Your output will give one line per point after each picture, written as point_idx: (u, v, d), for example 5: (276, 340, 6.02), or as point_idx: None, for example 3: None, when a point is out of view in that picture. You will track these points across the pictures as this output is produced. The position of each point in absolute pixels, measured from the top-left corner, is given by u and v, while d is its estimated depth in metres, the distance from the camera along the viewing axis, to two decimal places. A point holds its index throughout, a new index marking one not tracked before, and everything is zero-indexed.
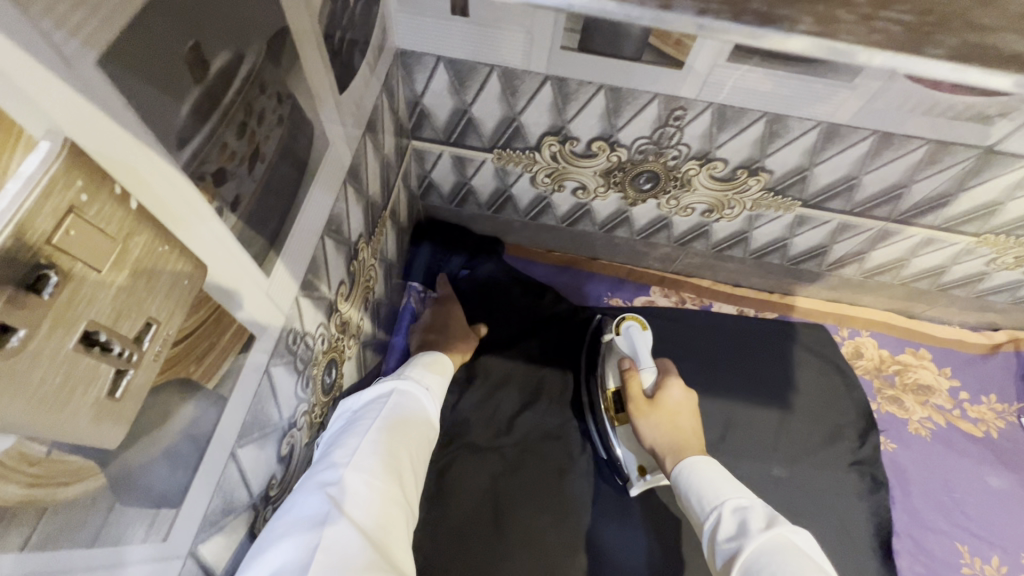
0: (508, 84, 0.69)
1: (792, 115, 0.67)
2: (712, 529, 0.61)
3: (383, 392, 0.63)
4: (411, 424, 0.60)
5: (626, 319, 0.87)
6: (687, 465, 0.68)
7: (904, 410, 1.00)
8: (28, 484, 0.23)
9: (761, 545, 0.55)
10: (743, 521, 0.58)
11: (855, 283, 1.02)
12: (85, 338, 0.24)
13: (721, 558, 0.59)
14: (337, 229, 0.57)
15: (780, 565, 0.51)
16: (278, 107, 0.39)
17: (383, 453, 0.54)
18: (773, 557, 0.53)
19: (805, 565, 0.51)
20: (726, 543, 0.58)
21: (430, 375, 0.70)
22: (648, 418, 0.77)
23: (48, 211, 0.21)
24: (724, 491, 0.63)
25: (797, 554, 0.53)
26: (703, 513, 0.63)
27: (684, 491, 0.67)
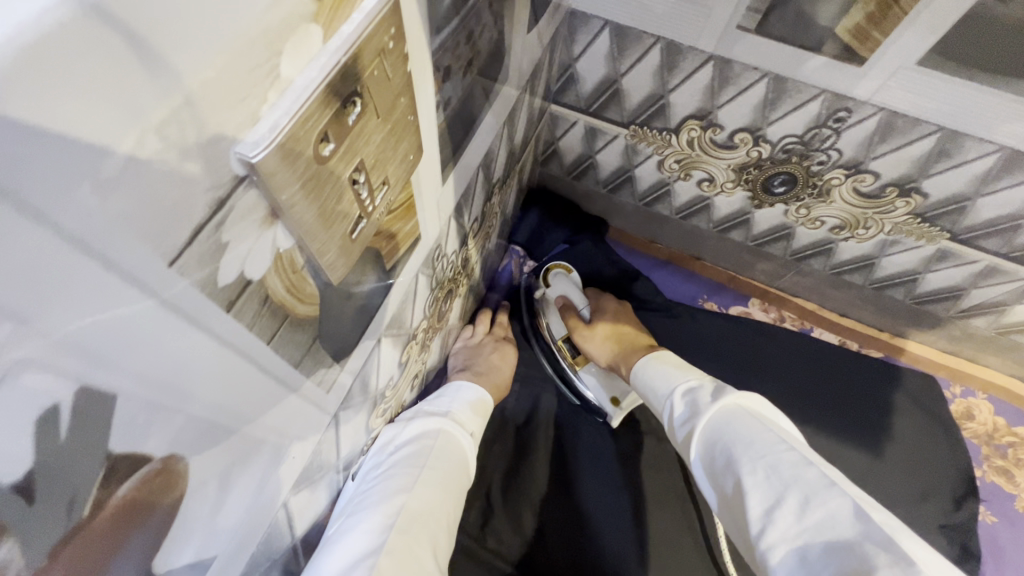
0: (668, 58, 0.69)
1: (970, 135, 0.62)
2: (669, 417, 0.59)
3: (430, 428, 0.61)
4: (453, 474, 0.60)
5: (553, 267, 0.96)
6: (641, 365, 0.69)
7: (1013, 485, 0.92)
8: (287, 287, 0.26)
9: (708, 418, 0.52)
10: (693, 399, 0.56)
11: (985, 340, 0.93)
12: (354, 175, 0.27)
13: (678, 443, 0.56)
14: (488, 164, 0.60)
15: (729, 434, 0.49)
16: (493, 25, 0.41)
17: (426, 511, 0.54)
18: (724, 427, 0.50)
19: (750, 426, 0.48)
20: (680, 424, 0.56)
21: (474, 417, 0.68)
22: (593, 336, 0.83)
23: (371, 45, 0.23)
24: (678, 379, 0.61)
25: (746, 415, 0.50)
26: (663, 403, 0.61)
27: (646, 390, 0.66)
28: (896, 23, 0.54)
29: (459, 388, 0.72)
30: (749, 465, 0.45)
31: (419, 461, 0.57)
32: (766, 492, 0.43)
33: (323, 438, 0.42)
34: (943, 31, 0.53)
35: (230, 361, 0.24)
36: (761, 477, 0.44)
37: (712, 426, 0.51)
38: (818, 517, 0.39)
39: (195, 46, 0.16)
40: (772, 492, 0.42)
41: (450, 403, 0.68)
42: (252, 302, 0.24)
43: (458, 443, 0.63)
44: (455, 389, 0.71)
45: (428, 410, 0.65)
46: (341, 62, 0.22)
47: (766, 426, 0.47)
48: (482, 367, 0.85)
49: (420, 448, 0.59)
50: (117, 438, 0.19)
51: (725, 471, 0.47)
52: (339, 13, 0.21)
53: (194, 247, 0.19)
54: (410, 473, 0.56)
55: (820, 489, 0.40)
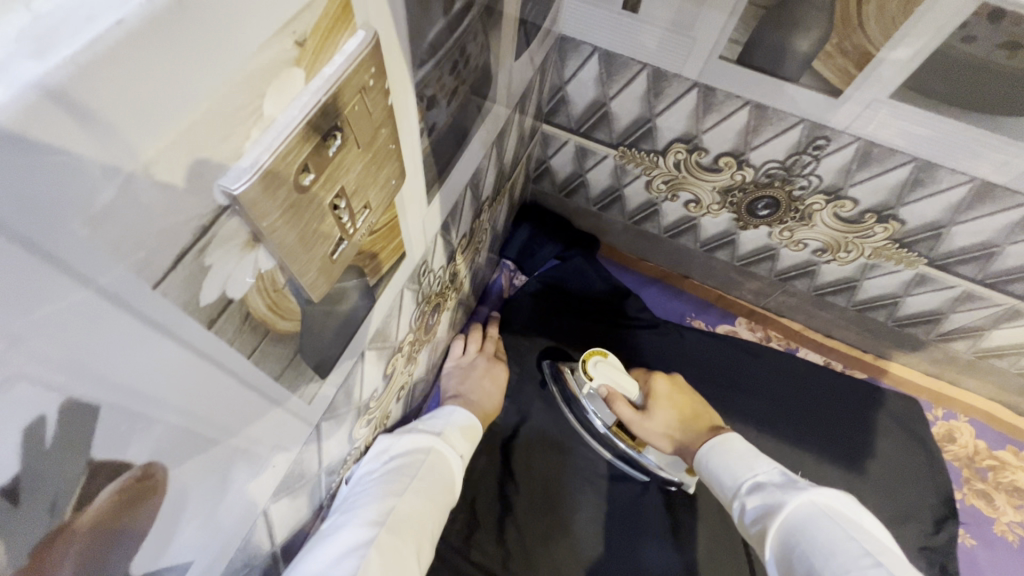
0: (655, 84, 0.72)
1: (943, 165, 0.64)
2: (739, 514, 0.60)
3: (420, 444, 0.63)
4: (440, 491, 0.60)
5: (589, 355, 0.80)
6: (703, 454, 0.69)
7: (992, 508, 0.93)
8: (268, 304, 0.28)
9: (785, 517, 0.53)
10: (764, 498, 0.57)
11: (965, 364, 0.94)
12: (335, 201, 0.28)
13: (751, 539, 0.57)
14: (476, 184, 0.62)
15: (807, 537, 0.49)
16: (478, 55, 0.44)
17: (409, 525, 0.54)
18: (797, 529, 0.51)
19: (831, 531, 0.48)
20: (752, 521, 0.57)
21: (465, 440, 0.69)
22: (652, 426, 0.79)
23: (352, 84, 0.25)
24: (746, 472, 0.62)
25: (818, 518, 0.50)
26: (730, 497, 0.62)
27: (711, 479, 0.67)
28: (869, 58, 0.57)
29: (451, 409, 0.73)
30: (821, 572, 0.46)
31: (408, 474, 0.58)
32: None
33: (305, 448, 0.43)
34: (913, 67, 0.56)
35: (211, 374, 0.26)
36: None
37: (784, 524, 0.52)
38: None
39: (175, 96, 0.17)
40: None
41: (443, 423, 0.69)
42: (232, 319, 0.26)
43: (448, 461, 0.64)
44: (448, 412, 0.72)
45: (421, 427, 0.66)
46: (322, 101, 0.24)
47: (845, 534, 0.48)
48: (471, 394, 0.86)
49: (410, 461, 0.60)
50: (98, 447, 0.21)
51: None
52: (321, 56, 0.23)
53: (177, 269, 0.20)
54: (398, 486, 0.56)
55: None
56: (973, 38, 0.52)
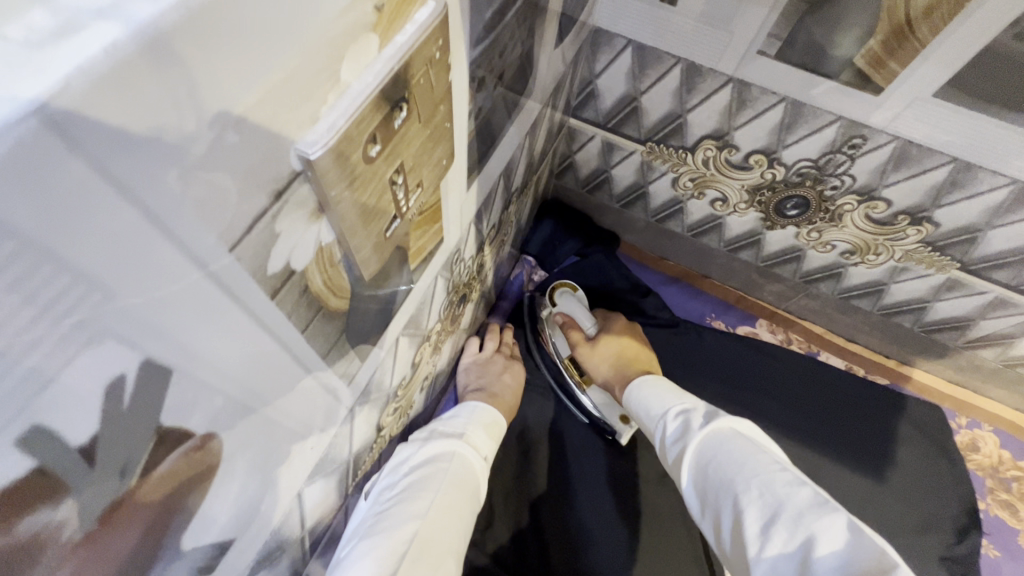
0: (688, 79, 0.71)
1: (984, 167, 0.63)
2: (661, 440, 0.60)
3: (441, 452, 0.64)
4: (467, 495, 0.61)
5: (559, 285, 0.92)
6: (631, 388, 0.70)
7: (1017, 520, 0.91)
8: (324, 279, 0.28)
9: (704, 438, 0.54)
10: (684, 420, 0.58)
11: (992, 372, 0.93)
12: (393, 175, 0.28)
13: (669, 461, 0.58)
14: (508, 173, 0.61)
15: (723, 452, 0.52)
16: (524, 39, 0.43)
17: (443, 534, 0.55)
18: (717, 450, 0.52)
19: (744, 447, 0.51)
20: (673, 444, 0.58)
21: (488, 440, 0.71)
22: (594, 356, 0.81)
23: (421, 55, 0.25)
24: (671, 401, 0.63)
25: (737, 439, 0.52)
26: (653, 423, 0.63)
27: (636, 411, 0.68)
28: (914, 55, 0.56)
29: (468, 408, 0.74)
30: (735, 485, 0.48)
31: (433, 480, 0.60)
32: (762, 508, 0.46)
33: (338, 432, 0.43)
34: (959, 65, 0.55)
35: (267, 347, 0.25)
36: (755, 495, 0.47)
37: (704, 446, 0.54)
38: (817, 537, 0.41)
39: (267, 52, 0.17)
40: (768, 511, 0.45)
41: (466, 423, 0.71)
42: (292, 292, 0.25)
43: (471, 464, 0.66)
44: (469, 409, 0.74)
45: (443, 432, 0.68)
46: (393, 69, 0.23)
47: (760, 450, 0.50)
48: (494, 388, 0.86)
49: (433, 468, 0.61)
50: (167, 413, 0.20)
51: (720, 493, 0.49)
52: (395, 23, 0.23)
53: (252, 234, 0.20)
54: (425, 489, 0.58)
55: (809, 508, 0.43)
56: None
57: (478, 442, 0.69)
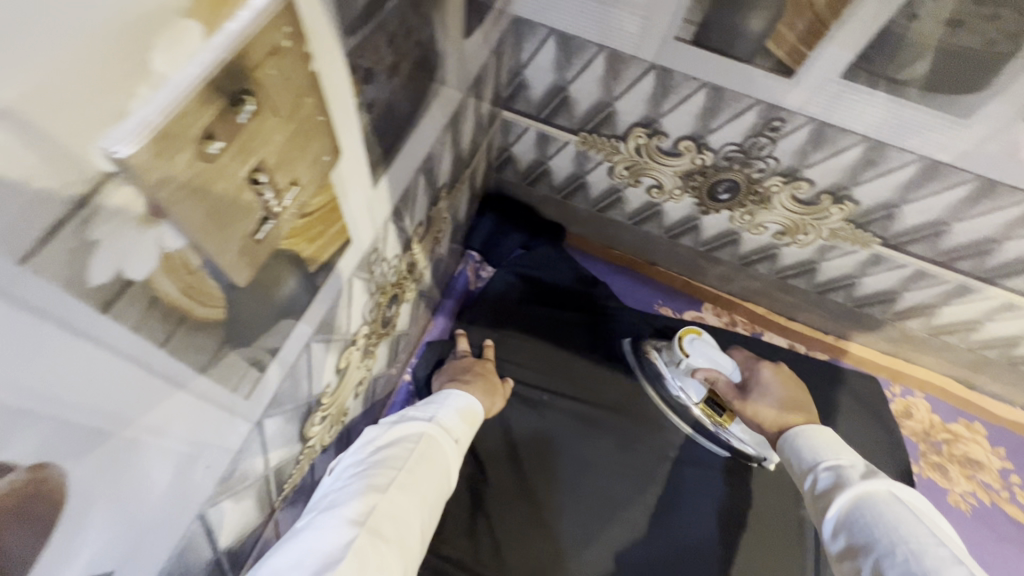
0: (612, 67, 0.71)
1: (893, 145, 0.66)
2: (807, 487, 0.55)
3: (410, 432, 0.61)
4: (431, 480, 0.57)
5: (687, 330, 0.78)
6: (786, 432, 0.62)
7: (946, 480, 0.95)
8: (181, 288, 0.26)
9: (863, 504, 0.49)
10: (841, 475, 0.53)
11: (919, 340, 0.97)
12: (252, 175, 0.26)
13: (815, 514, 0.53)
14: (430, 168, 0.60)
15: (879, 523, 0.46)
16: (421, 29, 0.42)
17: (397, 516, 0.52)
18: (872, 518, 0.47)
19: (905, 521, 0.46)
20: (823, 501, 0.52)
21: (461, 424, 0.67)
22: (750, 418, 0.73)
23: (261, 44, 0.23)
24: (829, 453, 0.56)
25: (895, 507, 0.47)
26: (801, 470, 0.57)
27: (786, 453, 0.60)
28: (819, 37, 0.57)
29: (450, 396, 0.70)
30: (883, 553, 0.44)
31: (395, 461, 0.57)
32: None
33: (244, 446, 0.41)
34: (859, 46, 0.56)
35: (110, 362, 0.23)
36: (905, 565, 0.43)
37: (861, 512, 0.48)
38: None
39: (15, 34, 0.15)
40: None
41: (438, 408, 0.67)
42: (135, 303, 0.23)
43: (441, 447, 0.62)
44: (445, 396, 0.71)
45: (413, 415, 0.64)
46: (224, 59, 0.21)
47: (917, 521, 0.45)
48: (469, 376, 0.84)
49: (400, 444, 0.59)
50: None
51: (863, 553, 0.46)
52: (219, 7, 0.21)
53: (55, 242, 0.18)
54: (391, 465, 0.56)
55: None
56: (917, 16, 0.52)
57: (452, 428, 0.65)
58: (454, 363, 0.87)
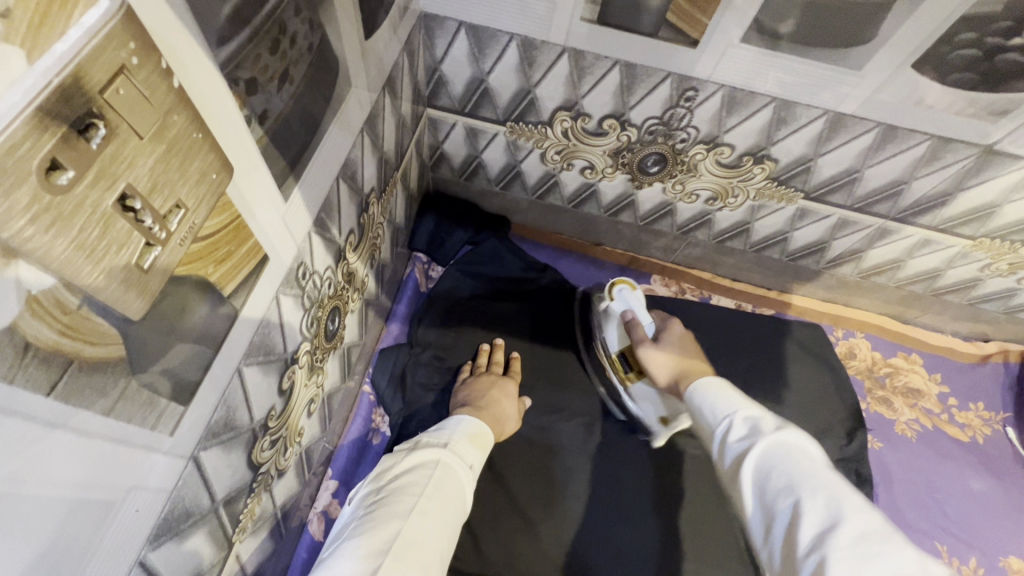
0: (526, 54, 0.71)
1: (799, 102, 0.68)
2: (718, 440, 0.56)
3: (428, 459, 0.62)
4: (450, 503, 0.58)
5: (618, 283, 0.86)
6: (693, 387, 0.64)
7: (892, 411, 1.01)
8: (60, 330, 0.24)
9: (773, 447, 0.51)
10: (751, 426, 0.54)
11: (853, 284, 1.02)
12: (122, 201, 0.25)
13: (727, 462, 0.54)
14: (352, 175, 0.59)
15: (789, 465, 0.48)
16: (309, 34, 0.41)
17: (420, 540, 0.52)
18: (783, 460, 0.49)
19: (808, 464, 0.48)
20: (736, 443, 0.54)
21: (473, 448, 0.68)
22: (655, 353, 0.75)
23: (102, 62, 0.22)
24: (735, 403, 0.58)
25: (803, 452, 0.50)
26: (714, 421, 0.58)
27: (694, 408, 0.62)
28: (714, 6, 0.59)
29: (462, 420, 0.72)
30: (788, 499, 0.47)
31: (416, 489, 0.57)
32: (822, 516, 0.44)
33: (179, 484, 0.39)
34: (753, 11, 0.58)
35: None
36: (818, 504, 0.45)
37: (769, 457, 0.50)
38: (879, 559, 0.40)
39: None
40: (829, 518, 0.43)
41: (450, 433, 0.68)
42: (6, 353, 0.22)
43: (460, 472, 0.63)
44: (455, 421, 0.72)
45: (427, 441, 0.65)
46: (57, 82, 0.20)
47: (826, 469, 0.48)
48: (482, 401, 0.80)
49: (419, 472, 0.60)
50: None
51: (778, 498, 0.47)
52: (44, 29, 0.20)
53: None
54: (409, 494, 0.56)
55: (864, 522, 0.43)
56: None
57: (466, 452, 0.66)
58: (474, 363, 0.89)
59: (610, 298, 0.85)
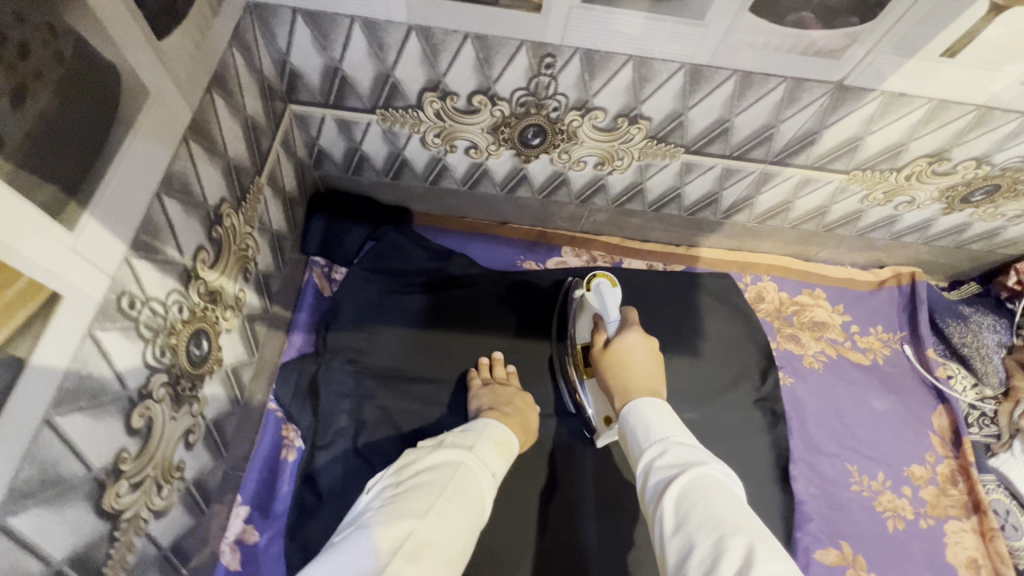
0: (372, 36, 0.67)
1: (655, 57, 0.68)
2: (647, 465, 0.57)
3: (448, 460, 0.63)
4: (467, 504, 0.59)
5: (596, 276, 0.84)
6: (635, 406, 0.64)
7: (800, 346, 1.05)
8: None
9: (698, 477, 0.51)
10: (685, 455, 0.55)
11: (752, 230, 1.05)
12: None
13: (649, 492, 0.54)
14: (183, 189, 0.54)
15: (712, 499, 0.49)
16: (51, 41, 0.36)
17: (434, 541, 0.53)
18: (704, 496, 0.50)
19: (730, 502, 0.49)
20: (665, 467, 0.54)
21: (496, 455, 0.69)
22: (609, 359, 0.74)
23: None
24: (675, 431, 0.59)
25: (726, 491, 0.50)
26: (645, 446, 0.58)
27: (629, 433, 0.62)
28: None
29: (483, 424, 0.73)
30: (709, 531, 0.47)
31: (434, 489, 0.58)
32: (738, 548, 0.44)
33: None
34: None
35: None
36: (740, 540, 0.45)
37: (690, 491, 0.51)
38: None
39: None
40: (745, 550, 0.44)
41: (477, 438, 0.69)
42: None
43: (480, 476, 0.64)
44: (482, 425, 0.73)
45: (450, 443, 0.66)
46: None
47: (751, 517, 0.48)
48: (508, 408, 0.81)
49: (442, 473, 0.61)
50: None
51: (699, 532, 0.47)
52: None
53: None
54: (427, 496, 0.57)
55: (776, 561, 0.43)
56: None
57: (485, 458, 0.66)
58: (493, 390, 0.84)
59: (587, 290, 0.85)
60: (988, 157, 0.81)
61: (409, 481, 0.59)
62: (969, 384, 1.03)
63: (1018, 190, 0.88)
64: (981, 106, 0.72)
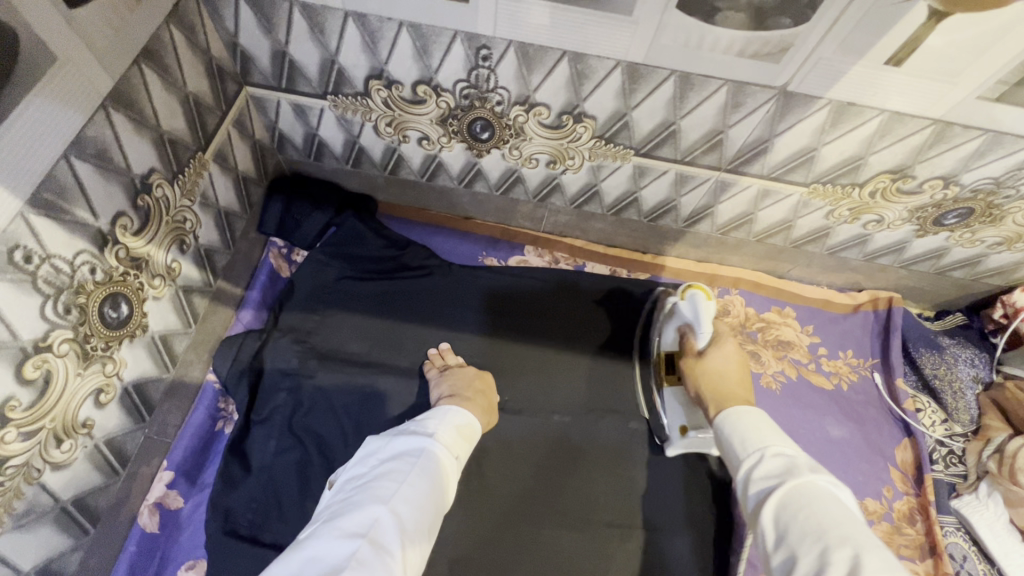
0: (313, 21, 0.69)
1: (590, 53, 0.67)
2: (748, 476, 0.56)
3: (410, 448, 0.61)
4: (428, 488, 0.58)
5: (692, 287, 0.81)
6: (726, 417, 0.64)
7: (759, 364, 1.01)
8: None
9: (799, 489, 0.50)
10: (786, 466, 0.53)
11: (717, 241, 1.02)
12: None
13: (750, 506, 0.54)
14: (98, 155, 0.56)
15: (816, 511, 0.48)
16: None
17: (400, 527, 0.52)
18: (806, 507, 0.48)
19: (840, 515, 0.47)
20: (763, 480, 0.54)
21: (460, 440, 0.67)
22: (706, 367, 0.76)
23: None
24: (774, 441, 0.57)
25: (828, 504, 0.48)
26: (743, 457, 0.58)
27: (724, 447, 0.62)
28: None
29: (448, 409, 0.71)
30: (811, 541, 0.46)
31: (398, 475, 0.57)
32: (840, 560, 0.43)
33: None
34: None
35: None
36: (842, 552, 0.44)
37: (790, 502, 0.50)
38: None
39: None
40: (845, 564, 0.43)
41: (437, 423, 0.67)
42: None
43: (443, 461, 0.62)
44: (443, 410, 0.71)
45: (413, 430, 0.65)
46: None
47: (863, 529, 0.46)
48: (468, 392, 0.79)
49: (403, 459, 0.60)
50: None
51: (799, 544, 0.46)
52: None
53: None
54: (388, 483, 0.56)
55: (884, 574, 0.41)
56: None
57: (449, 444, 0.65)
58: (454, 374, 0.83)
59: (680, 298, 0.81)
60: (955, 177, 0.77)
61: (388, 466, 0.59)
62: (938, 419, 0.98)
63: (994, 215, 0.83)
64: (939, 120, 0.68)
